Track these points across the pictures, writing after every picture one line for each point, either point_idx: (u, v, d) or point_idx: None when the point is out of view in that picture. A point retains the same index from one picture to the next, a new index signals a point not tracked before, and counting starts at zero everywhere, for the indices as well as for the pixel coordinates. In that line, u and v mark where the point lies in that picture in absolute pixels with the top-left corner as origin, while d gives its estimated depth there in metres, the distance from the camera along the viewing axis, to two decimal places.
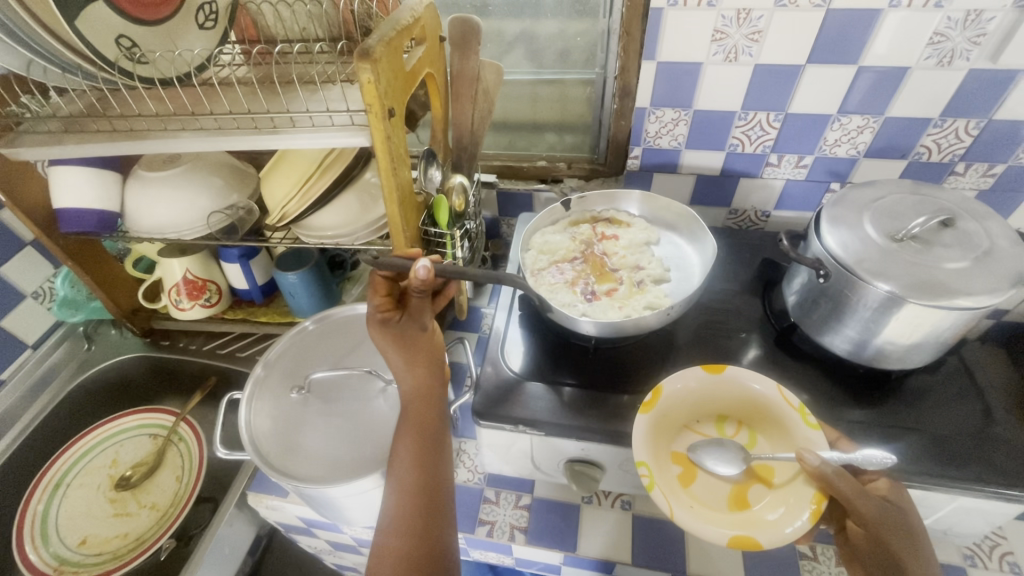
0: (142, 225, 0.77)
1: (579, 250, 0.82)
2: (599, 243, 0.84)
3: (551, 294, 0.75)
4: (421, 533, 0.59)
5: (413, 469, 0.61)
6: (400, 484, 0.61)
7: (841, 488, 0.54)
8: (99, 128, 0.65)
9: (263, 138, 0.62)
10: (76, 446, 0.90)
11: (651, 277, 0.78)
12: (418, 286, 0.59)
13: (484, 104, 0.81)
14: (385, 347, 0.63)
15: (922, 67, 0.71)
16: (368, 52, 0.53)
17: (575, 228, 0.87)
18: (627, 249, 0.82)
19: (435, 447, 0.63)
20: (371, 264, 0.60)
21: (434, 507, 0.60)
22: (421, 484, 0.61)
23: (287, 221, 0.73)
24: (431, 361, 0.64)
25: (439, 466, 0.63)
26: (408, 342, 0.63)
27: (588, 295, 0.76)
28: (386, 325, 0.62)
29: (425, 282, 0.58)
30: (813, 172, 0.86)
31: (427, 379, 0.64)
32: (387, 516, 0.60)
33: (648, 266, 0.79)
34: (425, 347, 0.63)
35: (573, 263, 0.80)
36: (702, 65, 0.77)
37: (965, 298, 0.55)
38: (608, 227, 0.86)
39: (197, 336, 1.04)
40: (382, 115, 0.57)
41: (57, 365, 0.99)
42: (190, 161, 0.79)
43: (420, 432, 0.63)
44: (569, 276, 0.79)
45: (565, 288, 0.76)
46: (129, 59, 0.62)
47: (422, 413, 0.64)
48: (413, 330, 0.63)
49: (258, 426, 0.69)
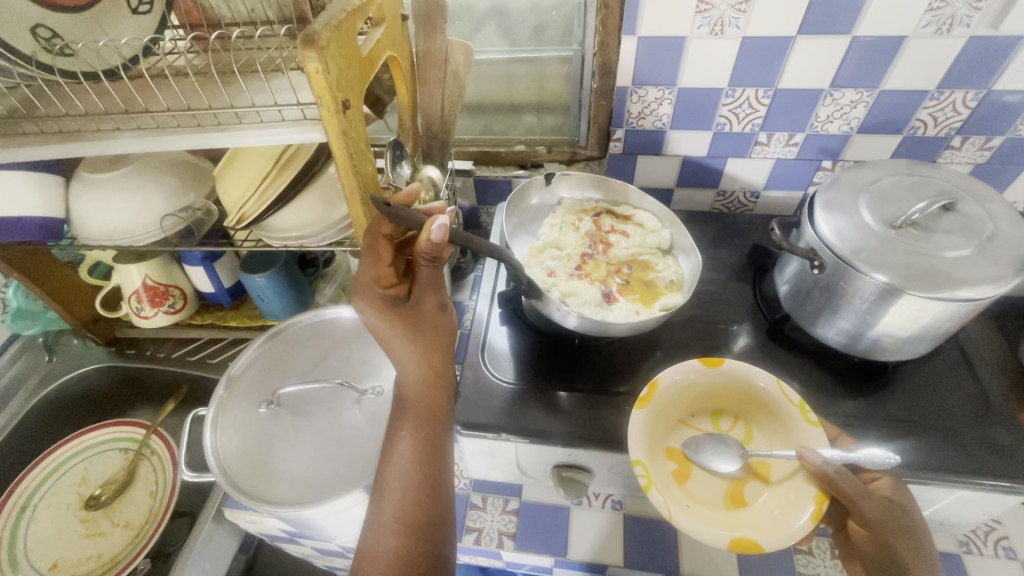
0: (88, 232, 0.71)
1: (586, 245, 0.78)
2: (605, 237, 0.80)
3: (568, 289, 0.70)
4: (420, 535, 0.53)
5: (415, 465, 0.56)
6: (399, 479, 0.56)
7: (845, 489, 0.52)
8: (25, 130, 0.59)
9: (208, 137, 0.56)
10: (41, 466, 0.85)
11: (664, 279, 0.74)
12: (427, 251, 0.54)
13: (453, 88, 0.75)
14: (389, 331, 0.58)
15: (920, 36, 0.66)
16: (312, 38, 0.47)
17: (579, 218, 0.82)
18: (636, 246, 0.78)
19: (439, 444, 0.58)
20: (382, 211, 0.55)
21: (435, 508, 0.55)
22: (423, 481, 0.56)
23: (247, 223, 0.67)
24: (441, 348, 0.60)
25: (442, 465, 0.58)
26: (419, 322, 0.58)
27: (606, 294, 0.71)
28: (392, 301, 0.58)
29: (437, 244, 0.53)
30: (804, 151, 0.82)
31: (436, 368, 0.59)
32: (380, 515, 0.54)
33: (659, 268, 0.76)
34: (439, 330, 0.60)
35: (587, 259, 0.76)
36: (686, 40, 0.71)
37: (967, 289, 0.52)
38: (613, 221, 0.82)
39: (165, 342, 0.99)
40: (335, 108, 0.52)
41: (18, 378, 0.94)
42: (139, 160, 0.72)
43: (424, 426, 0.58)
44: (586, 272, 0.74)
45: (586, 284, 0.71)
46: (48, 51, 0.57)
47: (428, 406, 0.59)
48: (429, 310, 0.59)
49: (226, 447, 0.65)
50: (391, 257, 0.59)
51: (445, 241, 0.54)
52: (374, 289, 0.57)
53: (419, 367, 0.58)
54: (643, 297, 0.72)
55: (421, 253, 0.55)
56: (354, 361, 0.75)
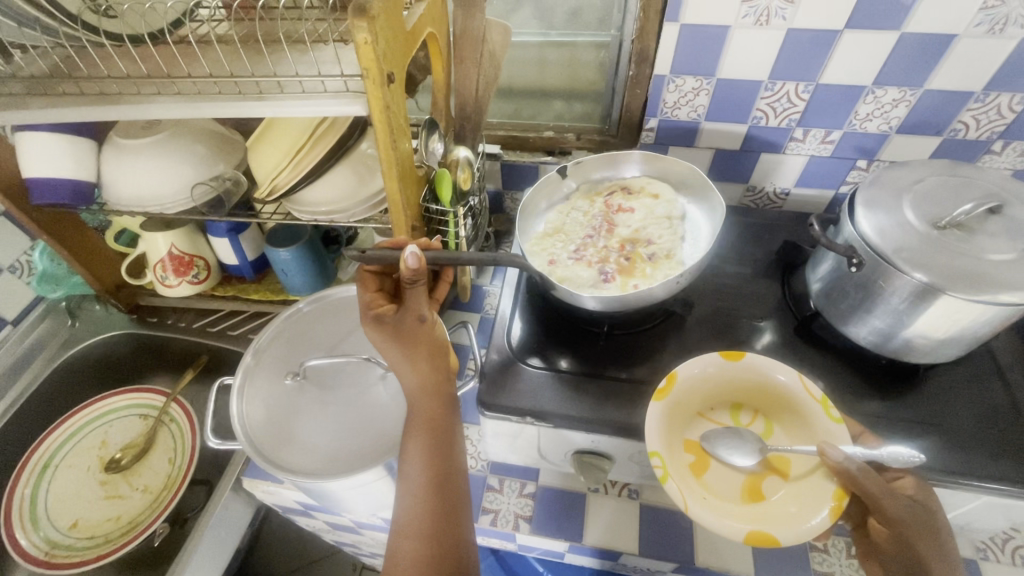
0: (120, 197, 0.71)
1: (591, 228, 0.78)
2: (612, 216, 0.79)
3: (564, 274, 0.72)
4: (437, 538, 0.54)
5: (425, 471, 0.57)
6: (412, 486, 0.57)
7: (867, 487, 0.51)
8: (65, 90, 0.59)
9: (248, 105, 0.56)
10: (62, 428, 0.86)
11: (662, 251, 0.73)
12: (408, 277, 0.56)
13: (489, 69, 0.74)
14: (381, 344, 0.59)
15: (971, 35, 0.65)
16: (364, 8, 0.47)
17: (590, 203, 0.82)
18: (641, 221, 0.77)
19: (447, 448, 0.59)
20: (359, 259, 0.60)
21: (451, 510, 0.56)
22: (434, 487, 0.56)
23: (278, 195, 0.68)
24: (434, 353, 0.59)
25: (454, 465, 0.58)
26: (404, 334, 0.59)
27: (604, 274, 0.71)
28: (380, 319, 0.59)
29: (415, 272, 0.56)
30: (840, 149, 0.81)
31: (432, 374, 0.59)
32: (400, 520, 0.56)
33: (659, 239, 0.74)
34: (424, 341, 0.59)
35: (588, 241, 0.76)
36: (729, 29, 0.70)
37: (1010, 293, 0.51)
38: (623, 199, 0.81)
39: (186, 312, 1.00)
40: (380, 80, 0.51)
41: (41, 341, 0.95)
42: (171, 127, 0.72)
43: (430, 433, 0.58)
44: (586, 253, 0.75)
45: (583, 267, 0.73)
46: (93, 12, 0.59)
47: (431, 413, 0.59)
48: (411, 321, 0.59)
49: (251, 416, 0.66)
50: (380, 286, 0.63)
51: (424, 266, 0.56)
52: (366, 312, 0.60)
53: (414, 376, 0.58)
54: (643, 275, 0.71)
55: (402, 279, 0.57)
56: None
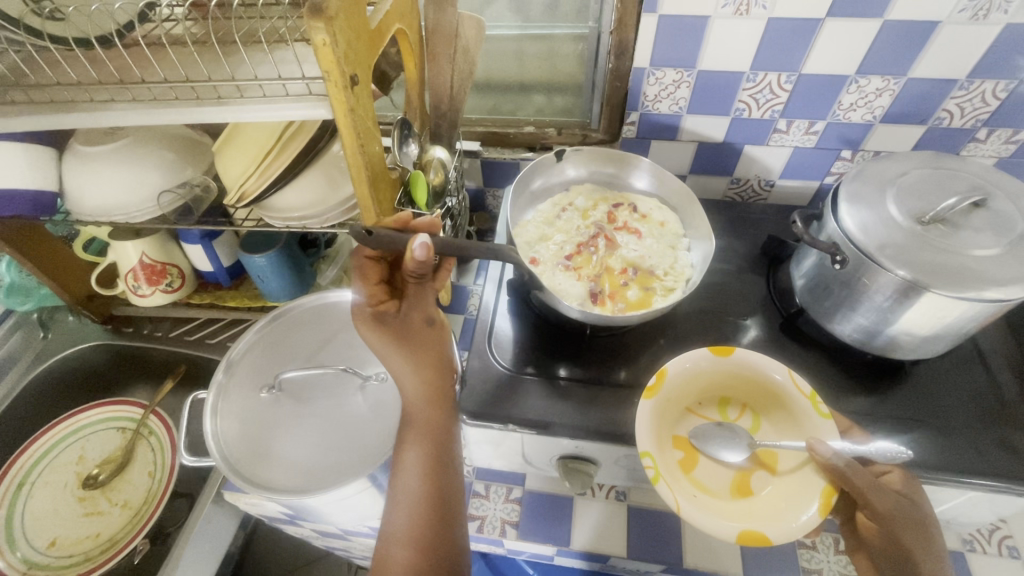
0: (79, 206, 0.68)
1: (586, 236, 0.77)
2: (611, 232, 0.77)
3: (553, 283, 0.71)
4: (432, 548, 0.53)
5: (422, 479, 0.55)
6: (409, 494, 0.55)
7: (855, 482, 0.50)
8: (16, 99, 0.56)
9: (207, 110, 0.53)
10: (36, 445, 0.83)
11: (664, 287, 0.71)
12: (414, 268, 0.54)
13: (464, 64, 0.72)
14: (382, 346, 0.57)
15: (955, 22, 0.64)
16: (320, 7, 0.44)
17: (595, 205, 0.81)
18: (646, 250, 0.75)
19: (447, 458, 0.57)
20: (361, 239, 0.55)
21: (447, 520, 0.55)
22: (431, 497, 0.55)
23: (248, 202, 0.64)
24: (438, 360, 0.59)
25: (452, 475, 0.57)
26: (408, 334, 0.58)
27: (593, 293, 0.70)
28: (384, 318, 0.57)
29: (423, 262, 0.53)
30: (824, 139, 0.79)
31: (437, 384, 0.58)
32: (394, 529, 0.54)
33: (663, 275, 0.72)
34: (430, 344, 0.58)
35: (581, 250, 0.75)
36: (709, 19, 0.68)
37: (994, 290, 0.50)
38: (631, 217, 0.79)
39: (163, 321, 0.98)
40: (342, 84, 0.49)
41: (12, 355, 0.93)
42: (134, 133, 0.69)
43: (429, 441, 0.57)
44: (576, 265, 0.73)
45: (573, 279, 0.72)
46: (36, 14, 0.57)
47: (430, 422, 0.58)
48: (416, 323, 0.58)
49: (226, 434, 0.65)
50: (379, 275, 0.59)
51: (430, 258, 0.54)
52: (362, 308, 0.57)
53: (419, 386, 0.57)
54: (635, 305, 0.69)
55: (407, 270, 0.55)
56: (357, 347, 0.74)
